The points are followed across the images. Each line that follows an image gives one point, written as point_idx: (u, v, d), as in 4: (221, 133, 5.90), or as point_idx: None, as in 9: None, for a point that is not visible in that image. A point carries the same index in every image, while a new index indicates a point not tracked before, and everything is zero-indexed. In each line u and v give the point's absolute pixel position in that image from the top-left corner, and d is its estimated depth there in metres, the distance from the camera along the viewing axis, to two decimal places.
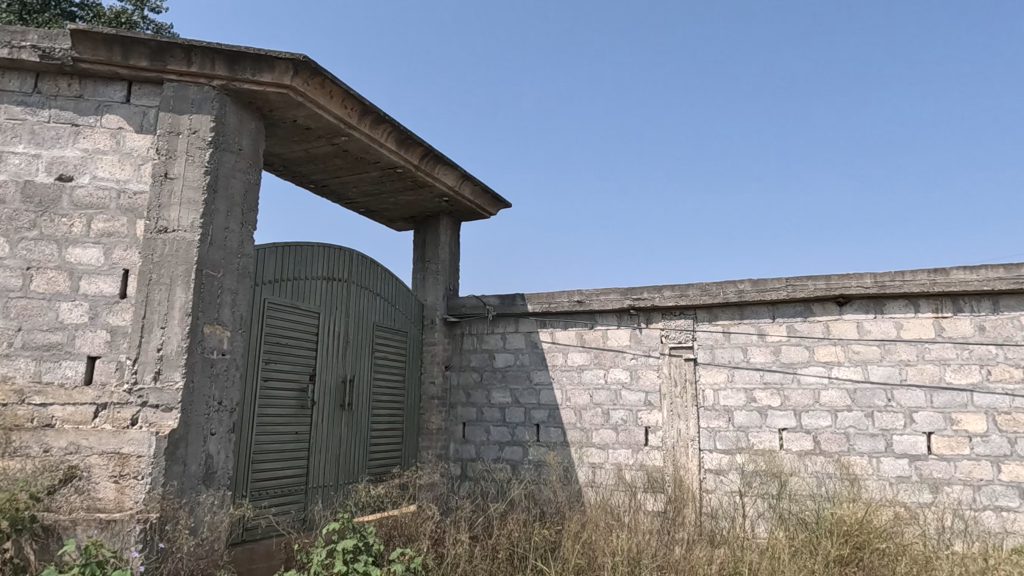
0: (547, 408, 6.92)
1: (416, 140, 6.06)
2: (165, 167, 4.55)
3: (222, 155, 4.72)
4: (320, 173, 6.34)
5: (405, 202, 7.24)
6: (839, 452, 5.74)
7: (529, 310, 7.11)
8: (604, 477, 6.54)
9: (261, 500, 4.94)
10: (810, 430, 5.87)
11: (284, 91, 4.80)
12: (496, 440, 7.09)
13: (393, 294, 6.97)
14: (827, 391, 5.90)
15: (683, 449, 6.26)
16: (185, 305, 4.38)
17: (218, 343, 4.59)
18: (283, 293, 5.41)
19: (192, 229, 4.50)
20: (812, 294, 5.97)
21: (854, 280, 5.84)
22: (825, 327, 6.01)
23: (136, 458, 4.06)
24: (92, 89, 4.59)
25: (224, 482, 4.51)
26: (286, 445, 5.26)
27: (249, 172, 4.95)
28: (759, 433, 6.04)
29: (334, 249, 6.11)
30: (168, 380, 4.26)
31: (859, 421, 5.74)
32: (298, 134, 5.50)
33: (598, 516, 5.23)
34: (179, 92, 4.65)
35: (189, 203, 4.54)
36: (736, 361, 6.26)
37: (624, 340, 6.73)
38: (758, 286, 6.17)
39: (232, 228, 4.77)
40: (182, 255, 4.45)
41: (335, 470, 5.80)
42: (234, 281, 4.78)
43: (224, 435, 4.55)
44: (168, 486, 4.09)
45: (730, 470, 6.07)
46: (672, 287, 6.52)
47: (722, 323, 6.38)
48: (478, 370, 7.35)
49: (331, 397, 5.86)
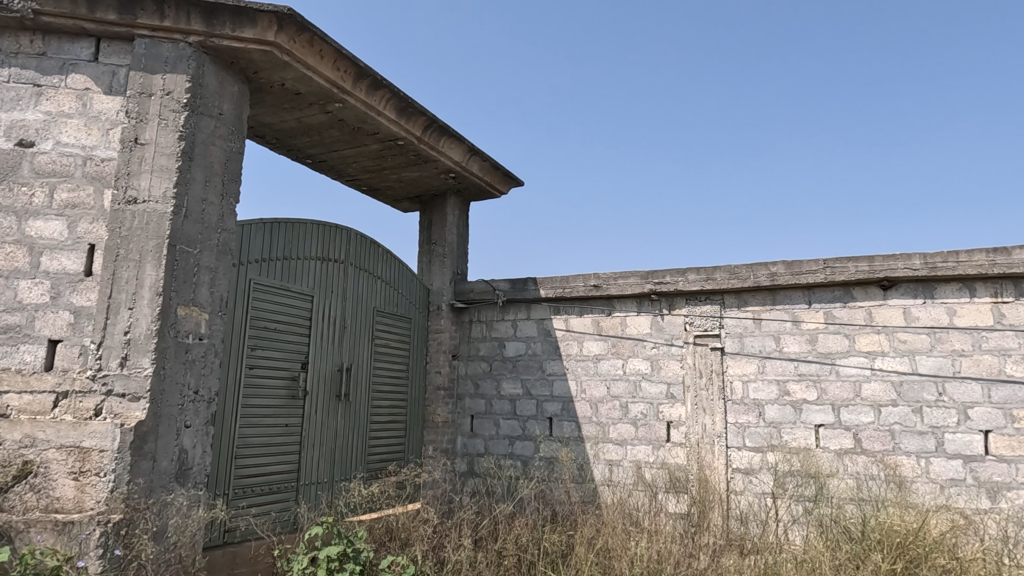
0: (561, 401, 6.44)
1: (418, 108, 5.58)
2: (135, 132, 4.12)
3: (199, 119, 4.28)
4: (316, 146, 5.89)
5: (410, 180, 6.77)
6: (882, 452, 5.19)
7: (541, 295, 6.61)
8: (622, 476, 6.02)
9: (243, 498, 4.52)
10: (850, 427, 5.32)
11: (269, 49, 4.33)
12: (505, 435, 6.61)
13: (396, 278, 6.51)
14: (868, 384, 5.34)
15: (709, 446, 5.73)
16: (155, 284, 3.96)
17: (195, 327, 4.16)
18: (270, 273, 4.96)
19: (165, 199, 4.07)
20: (853, 277, 5.41)
21: (901, 261, 5.26)
22: (867, 314, 5.44)
23: (98, 454, 3.66)
24: (57, 46, 4.15)
25: (200, 480, 4.09)
26: (274, 439, 4.84)
27: (231, 140, 4.50)
28: (793, 430, 5.50)
29: (330, 227, 5.66)
30: (136, 367, 3.85)
31: (906, 417, 5.17)
32: (287, 101, 5.04)
33: (616, 520, 4.75)
34: (151, 50, 4.20)
35: (162, 170, 4.10)
36: (768, 351, 5.72)
37: (644, 327, 6.22)
38: (792, 268, 5.63)
39: (211, 200, 4.34)
40: (153, 229, 4.02)
41: (329, 467, 5.37)
42: (213, 258, 4.33)
43: (200, 428, 4.12)
44: (133, 484, 3.68)
45: (761, 471, 5.53)
46: (697, 270, 5.98)
47: (752, 308, 5.84)
48: (487, 359, 6.87)
49: (327, 387, 5.43)
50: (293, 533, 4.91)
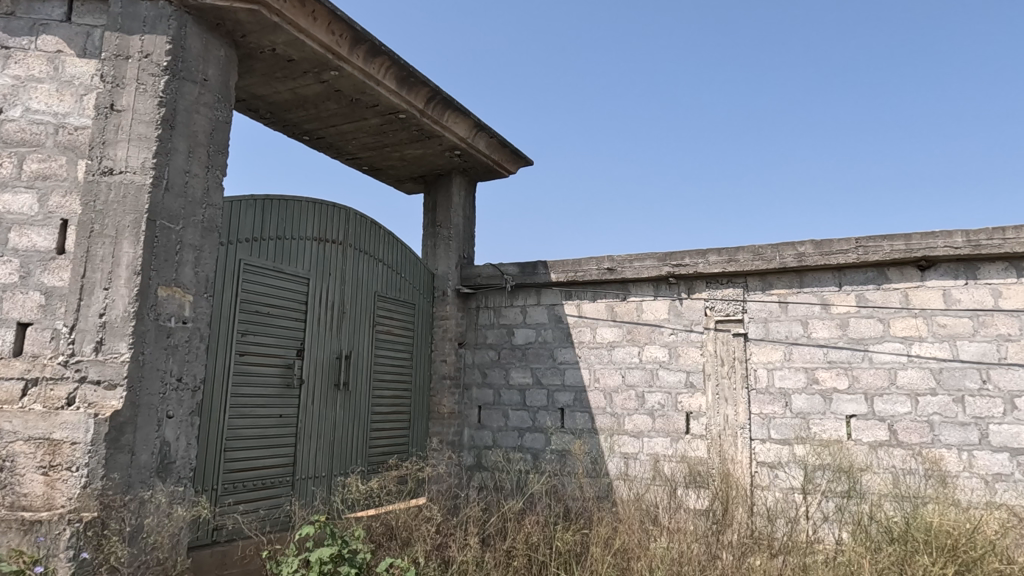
0: (573, 390, 6.09)
1: (420, 78, 5.22)
2: (111, 98, 3.79)
3: (181, 85, 3.94)
4: (313, 120, 5.55)
5: (413, 158, 6.43)
6: (921, 444, 4.81)
7: (552, 280, 6.26)
8: (640, 470, 5.69)
9: (229, 494, 4.20)
10: (884, 418, 4.95)
11: (256, 8, 3.99)
12: (515, 426, 6.28)
13: (399, 261, 6.17)
14: (905, 372, 4.96)
15: (731, 438, 5.38)
16: (133, 262, 3.64)
17: (177, 309, 3.84)
18: (262, 254, 4.63)
19: (143, 170, 3.74)
20: (888, 257, 5.03)
21: (941, 239, 4.87)
22: (903, 297, 5.05)
23: (69, 446, 3.36)
24: (26, 5, 3.82)
25: (184, 475, 3.79)
26: (266, 431, 4.53)
27: (217, 108, 4.17)
28: (822, 421, 5.14)
29: (328, 206, 5.33)
30: (112, 352, 3.54)
31: (946, 407, 4.80)
32: (280, 68, 4.71)
33: (634, 516, 4.42)
34: (128, 9, 3.86)
35: (140, 139, 3.77)
36: (795, 337, 5.35)
37: (662, 313, 5.86)
38: (821, 248, 5.25)
39: (195, 172, 4.01)
40: (130, 202, 3.70)
41: (327, 459, 5.05)
42: (198, 235, 4.00)
43: (184, 419, 3.81)
44: (108, 480, 3.38)
45: (789, 465, 5.18)
46: (718, 251, 5.61)
47: (777, 291, 5.47)
48: (495, 347, 6.54)
49: (324, 375, 5.11)
50: (283, 532, 4.57)
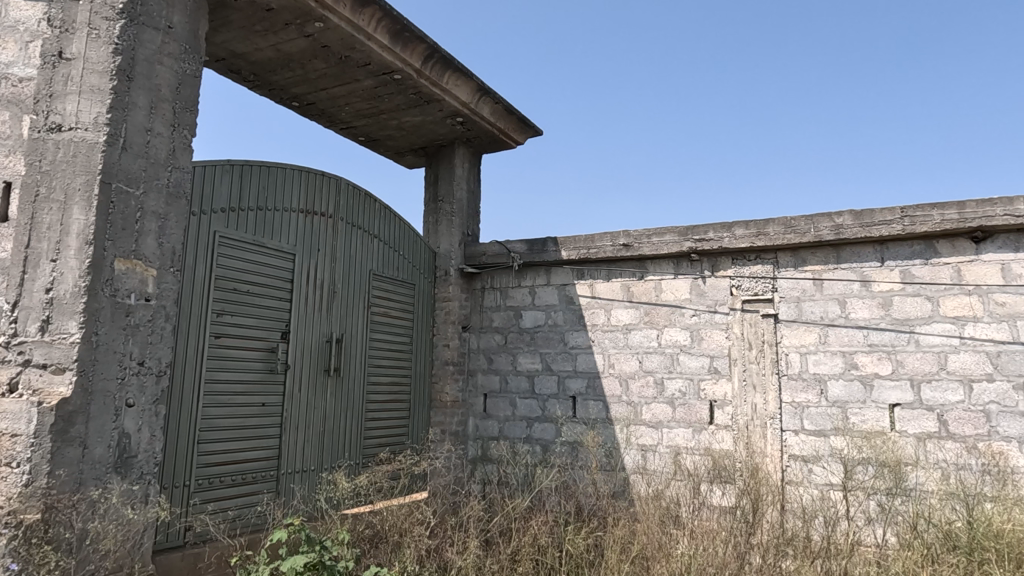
0: (586, 377, 5.62)
1: (415, 33, 4.72)
2: (59, 45, 3.35)
3: (141, 32, 3.48)
4: (301, 82, 5.09)
5: (412, 127, 5.96)
6: (975, 436, 4.30)
7: (563, 258, 5.79)
8: (659, 464, 5.20)
9: (200, 492, 3.78)
10: (933, 407, 4.44)
11: None
12: (523, 416, 5.83)
13: (397, 238, 5.71)
14: (957, 356, 4.44)
15: (760, 429, 4.89)
16: (84, 230, 3.20)
17: (139, 285, 3.40)
18: (241, 226, 4.20)
19: (96, 127, 3.30)
20: (938, 228, 4.49)
21: (1001, 206, 4.33)
22: (954, 272, 4.53)
23: (9, 439, 2.95)
24: None
25: (146, 471, 3.37)
26: (248, 420, 4.11)
27: (185, 60, 3.71)
28: (861, 411, 4.63)
29: (316, 175, 4.87)
30: (60, 332, 3.11)
31: (1005, 395, 4.27)
32: (259, 20, 4.24)
33: (654, 514, 3.94)
34: None
35: (93, 91, 3.33)
36: (831, 318, 4.84)
37: (683, 293, 5.36)
38: (862, 219, 4.73)
39: (159, 131, 3.55)
40: (82, 161, 3.26)
41: (316, 451, 4.64)
42: (162, 202, 3.55)
43: (147, 408, 3.39)
44: (54, 477, 2.95)
45: (826, 459, 4.68)
46: (745, 224, 5.09)
47: (812, 268, 4.96)
48: (502, 331, 6.08)
49: (314, 360, 4.68)
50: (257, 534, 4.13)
